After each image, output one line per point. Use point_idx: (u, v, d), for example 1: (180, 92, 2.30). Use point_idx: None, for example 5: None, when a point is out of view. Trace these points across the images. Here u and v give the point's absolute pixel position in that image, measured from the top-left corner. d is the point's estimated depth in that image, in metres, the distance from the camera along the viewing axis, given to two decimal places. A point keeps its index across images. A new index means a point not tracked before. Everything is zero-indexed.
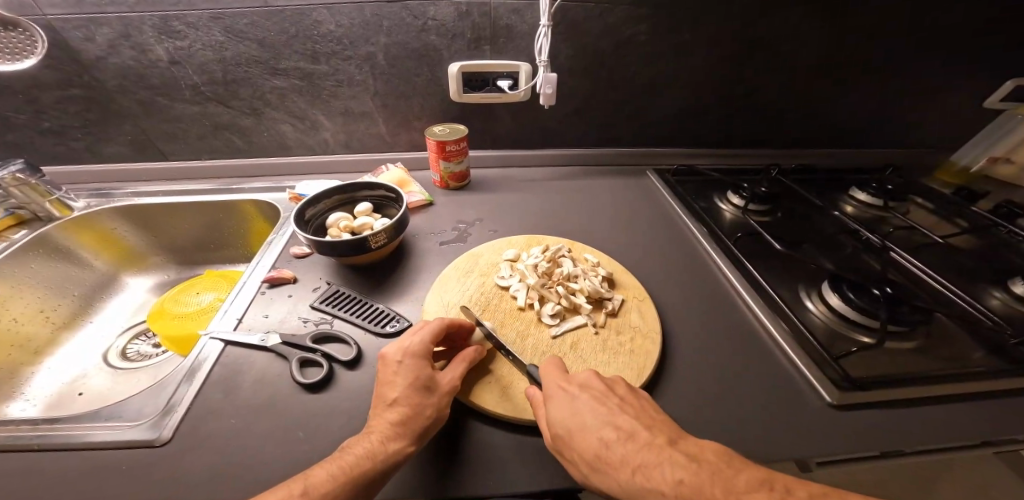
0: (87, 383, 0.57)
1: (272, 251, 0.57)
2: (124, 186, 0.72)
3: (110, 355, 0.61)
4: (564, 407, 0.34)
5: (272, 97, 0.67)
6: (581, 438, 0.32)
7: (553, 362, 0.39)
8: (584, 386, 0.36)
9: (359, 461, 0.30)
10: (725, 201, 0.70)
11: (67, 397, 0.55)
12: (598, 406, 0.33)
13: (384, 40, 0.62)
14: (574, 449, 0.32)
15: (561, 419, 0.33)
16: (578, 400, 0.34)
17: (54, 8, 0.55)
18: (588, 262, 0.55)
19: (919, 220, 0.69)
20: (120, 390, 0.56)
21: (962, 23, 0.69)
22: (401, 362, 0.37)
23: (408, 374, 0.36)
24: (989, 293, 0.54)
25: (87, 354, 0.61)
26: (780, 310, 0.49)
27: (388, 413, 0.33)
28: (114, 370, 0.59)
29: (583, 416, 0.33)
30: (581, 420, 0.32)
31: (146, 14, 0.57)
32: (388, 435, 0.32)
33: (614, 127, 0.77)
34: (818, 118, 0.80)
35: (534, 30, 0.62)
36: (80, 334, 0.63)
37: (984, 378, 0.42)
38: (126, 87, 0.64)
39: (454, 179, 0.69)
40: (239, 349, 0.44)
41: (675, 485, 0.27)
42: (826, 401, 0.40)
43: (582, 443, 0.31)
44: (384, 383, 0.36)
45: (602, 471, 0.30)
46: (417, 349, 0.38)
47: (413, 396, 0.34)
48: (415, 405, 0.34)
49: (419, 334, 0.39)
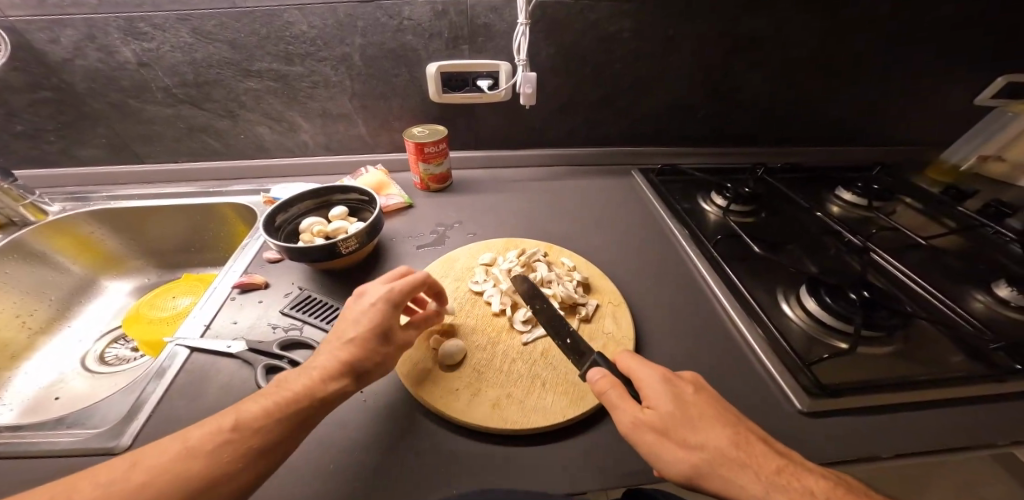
0: (65, 388, 0.57)
1: (245, 256, 0.57)
2: (101, 189, 0.72)
3: (88, 360, 0.61)
4: (682, 398, 0.32)
5: (247, 98, 0.66)
6: (711, 428, 0.30)
7: (632, 353, 0.36)
8: (696, 383, 0.34)
9: (294, 395, 0.31)
10: (708, 202, 0.69)
11: (43, 401, 0.54)
12: (715, 405, 0.32)
13: (359, 41, 0.61)
14: (697, 435, 0.29)
15: (681, 407, 0.31)
16: (698, 395, 0.33)
17: (17, 10, 0.54)
18: (565, 267, 0.54)
19: (907, 220, 0.68)
20: (97, 394, 0.55)
21: (951, 20, 0.68)
22: (372, 307, 0.36)
23: (373, 320, 0.35)
24: (973, 296, 0.54)
25: (64, 358, 0.61)
26: (756, 315, 0.49)
27: (342, 352, 0.34)
28: (92, 374, 0.59)
29: (704, 409, 0.31)
30: (705, 413, 0.31)
31: (113, 15, 0.56)
32: (331, 374, 0.32)
33: (597, 127, 0.76)
34: (805, 116, 0.79)
35: (512, 29, 0.61)
36: (58, 338, 0.63)
37: (959, 383, 0.42)
38: (97, 90, 0.63)
39: (435, 181, 0.69)
40: (206, 355, 0.43)
41: (825, 493, 0.27)
42: (797, 408, 0.40)
43: (713, 434, 0.29)
44: (348, 322, 0.36)
45: (735, 466, 0.28)
46: (391, 296, 0.37)
47: (370, 343, 0.35)
48: (368, 350, 0.34)
49: (377, 302, 0.37)
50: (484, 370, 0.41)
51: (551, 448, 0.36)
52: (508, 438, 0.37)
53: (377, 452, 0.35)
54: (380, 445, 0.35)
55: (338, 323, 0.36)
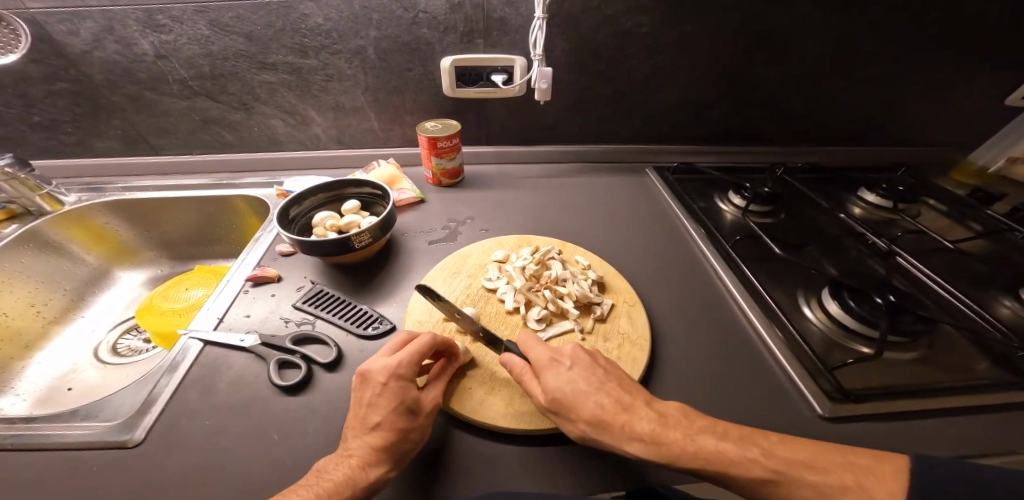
0: (77, 378, 0.57)
1: (258, 249, 0.57)
2: (117, 180, 0.72)
3: (101, 350, 0.62)
4: (557, 377, 0.35)
5: (262, 91, 0.66)
6: (580, 399, 0.33)
7: (529, 336, 0.39)
8: (573, 357, 0.37)
9: (337, 489, 0.29)
10: (725, 201, 0.68)
11: (57, 392, 0.55)
12: (588, 376, 0.35)
13: (374, 34, 0.60)
14: (571, 411, 0.33)
15: (559, 387, 0.34)
16: (574, 369, 0.36)
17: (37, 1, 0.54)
18: (578, 265, 0.53)
19: (931, 223, 0.66)
20: (109, 384, 0.56)
21: (985, 16, 0.65)
22: (385, 385, 0.34)
23: (392, 399, 0.34)
24: (999, 301, 0.52)
25: (77, 349, 0.61)
26: (776, 318, 0.48)
27: (373, 438, 0.32)
28: (104, 365, 0.59)
29: (577, 384, 0.34)
30: (576, 388, 0.34)
31: (131, 7, 0.56)
32: (370, 461, 0.31)
33: (612, 123, 0.75)
34: (825, 115, 0.77)
35: (528, 23, 0.60)
36: (71, 329, 0.63)
37: (988, 391, 0.40)
38: (115, 82, 0.63)
39: (447, 176, 0.68)
40: (219, 349, 0.44)
41: (652, 433, 0.31)
42: (817, 413, 0.39)
43: (579, 407, 0.33)
44: (365, 404, 0.34)
45: (597, 429, 0.32)
46: (402, 370, 0.35)
47: (397, 422, 0.33)
48: (399, 430, 0.33)
49: (406, 353, 0.37)
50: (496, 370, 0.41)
51: (562, 450, 0.36)
52: (519, 438, 0.37)
53: None
54: None
55: (369, 379, 0.35)
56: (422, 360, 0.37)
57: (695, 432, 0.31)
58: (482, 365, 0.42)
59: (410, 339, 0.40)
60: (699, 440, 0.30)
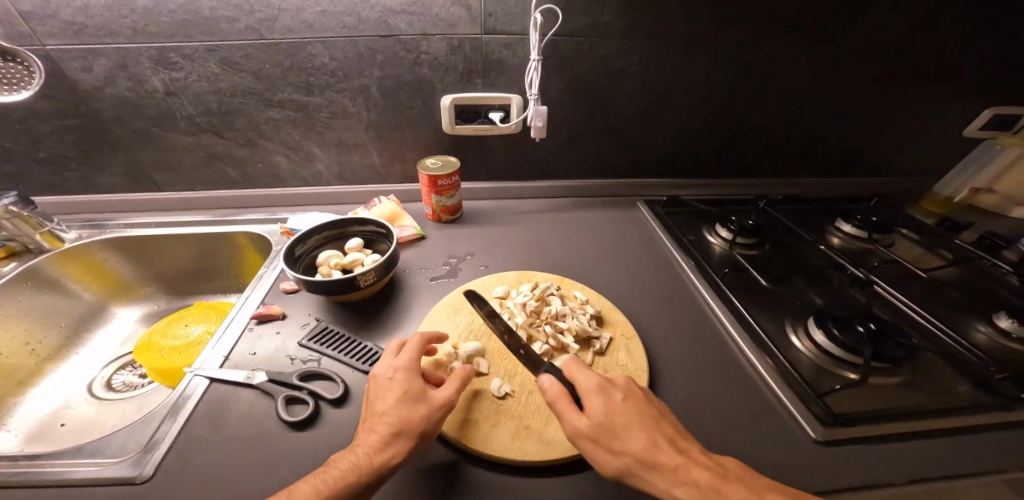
0: (70, 413, 0.56)
1: (262, 286, 0.58)
2: (118, 217, 0.73)
3: (95, 386, 0.61)
4: (609, 407, 0.35)
5: (267, 127, 0.68)
6: (631, 436, 0.33)
7: (575, 363, 0.40)
8: (626, 390, 0.37)
9: (344, 475, 0.31)
10: (713, 234, 0.71)
11: (48, 428, 0.54)
12: (643, 415, 0.35)
13: (378, 73, 0.63)
14: (617, 442, 0.33)
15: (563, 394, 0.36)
16: (625, 403, 0.36)
17: (53, 39, 0.55)
18: (577, 300, 0.55)
19: (905, 252, 0.70)
20: (105, 420, 0.55)
21: (940, 56, 0.72)
22: (391, 377, 0.38)
23: (398, 388, 0.37)
24: (975, 326, 0.56)
25: (71, 384, 0.61)
26: (766, 346, 0.50)
27: (380, 426, 0.34)
28: (98, 400, 0.58)
29: (631, 419, 0.34)
30: (629, 422, 0.34)
31: (144, 45, 0.58)
32: (377, 448, 0.33)
33: (605, 158, 0.79)
34: (803, 147, 0.82)
35: (525, 63, 0.64)
36: (69, 364, 0.63)
37: (967, 413, 0.43)
38: (123, 118, 0.65)
39: (446, 212, 0.70)
40: (224, 386, 0.44)
41: (709, 481, 0.31)
42: (810, 437, 0.41)
43: (632, 441, 0.33)
44: (376, 397, 0.37)
45: (648, 468, 0.32)
46: (406, 364, 0.39)
47: (402, 409, 0.35)
48: (404, 416, 0.35)
49: (411, 351, 0.40)
50: (501, 401, 0.42)
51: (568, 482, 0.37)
52: (526, 470, 0.37)
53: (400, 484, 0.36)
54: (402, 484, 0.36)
55: (379, 376, 0.39)
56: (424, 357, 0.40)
57: (760, 492, 0.30)
58: (486, 398, 0.43)
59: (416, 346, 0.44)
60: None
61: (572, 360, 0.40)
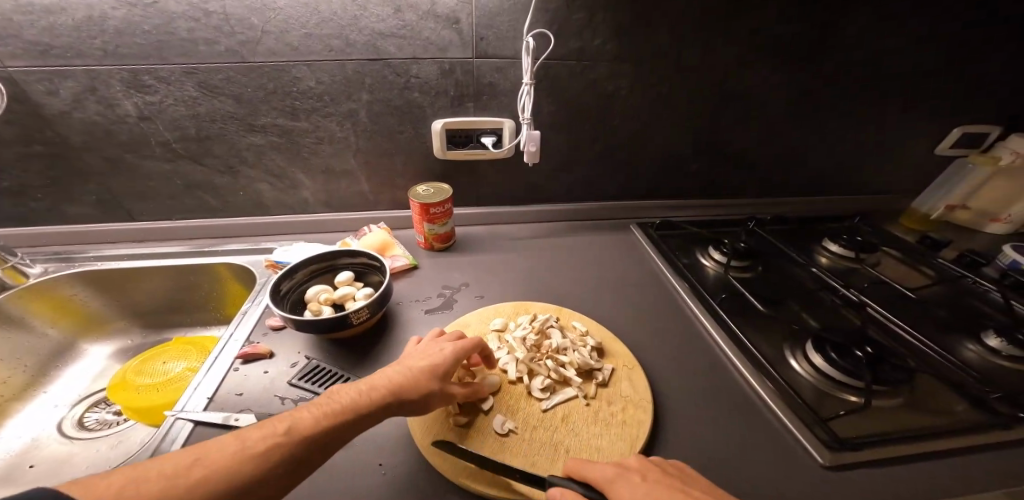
0: (40, 453, 0.53)
1: (247, 322, 0.55)
2: (88, 249, 0.69)
3: (66, 425, 0.57)
4: (632, 489, 0.31)
5: (249, 153, 0.66)
6: None
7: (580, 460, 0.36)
8: (641, 468, 0.34)
9: (346, 407, 0.34)
10: (706, 257, 0.72)
11: (16, 470, 0.50)
12: (665, 485, 0.32)
13: (367, 97, 0.62)
14: None
15: (591, 474, 0.34)
16: (646, 480, 0.32)
17: (17, 61, 0.52)
18: (576, 331, 0.54)
19: (890, 271, 0.72)
20: (78, 461, 0.52)
21: (913, 77, 0.75)
22: (427, 349, 0.42)
23: (428, 356, 0.41)
24: (965, 345, 0.58)
25: (38, 424, 0.57)
26: (765, 369, 0.50)
27: (392, 373, 0.38)
28: (70, 440, 0.55)
29: (654, 493, 0.31)
30: (656, 496, 0.30)
31: (116, 67, 0.55)
32: (381, 391, 0.36)
33: (597, 180, 0.79)
34: (788, 167, 0.84)
35: (516, 87, 0.64)
36: (37, 402, 0.59)
37: (968, 433, 0.44)
38: (93, 144, 0.61)
39: (439, 240, 0.69)
40: (209, 429, 0.41)
41: None
42: (819, 462, 0.41)
43: None
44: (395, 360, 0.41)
45: None
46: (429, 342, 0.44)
47: (414, 366, 0.39)
48: (412, 372, 0.38)
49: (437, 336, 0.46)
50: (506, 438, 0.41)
51: None
52: None
53: None
54: None
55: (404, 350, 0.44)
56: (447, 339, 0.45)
57: None
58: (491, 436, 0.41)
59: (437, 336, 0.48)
60: None
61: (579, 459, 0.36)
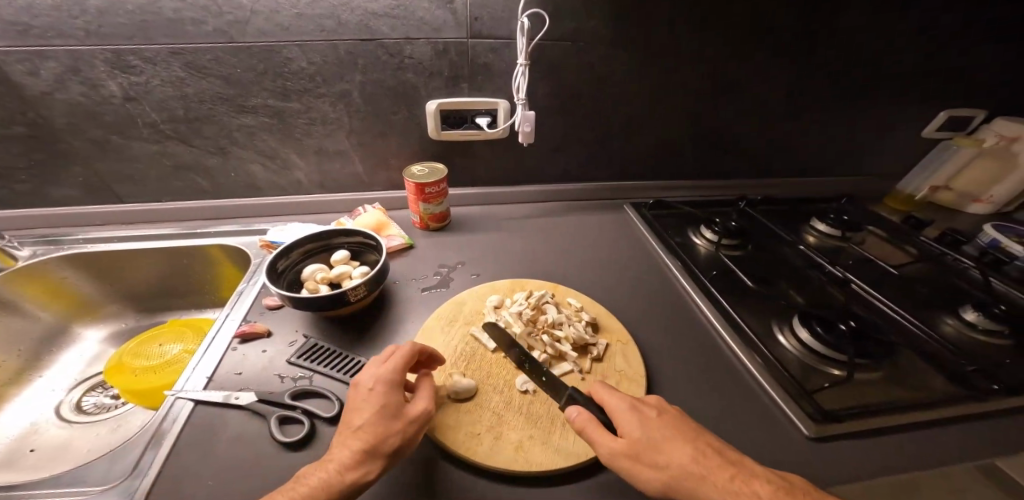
0: (40, 438, 0.53)
1: (243, 302, 0.55)
2: (76, 231, 0.68)
3: (64, 409, 0.57)
4: (648, 422, 0.35)
5: (240, 135, 0.65)
6: (670, 449, 0.33)
7: (602, 387, 0.40)
8: (659, 406, 0.37)
9: (312, 492, 0.30)
10: (698, 235, 0.73)
11: (16, 454, 0.50)
12: (676, 426, 0.35)
13: (360, 78, 0.61)
14: (661, 455, 0.32)
15: (601, 410, 0.36)
16: (662, 417, 0.36)
17: None
18: (571, 307, 0.55)
19: (876, 249, 0.74)
20: (78, 445, 0.52)
21: (902, 61, 0.76)
22: (372, 389, 0.36)
23: (376, 402, 0.35)
24: (943, 320, 0.60)
25: (36, 410, 0.56)
26: (754, 344, 0.52)
27: (353, 439, 0.33)
28: (69, 424, 0.55)
29: (666, 432, 0.34)
30: (666, 434, 0.34)
31: (99, 48, 0.54)
32: (347, 465, 0.31)
33: (591, 162, 0.79)
34: (778, 150, 0.85)
35: (511, 68, 0.64)
36: (34, 387, 0.59)
37: (944, 405, 0.45)
38: (77, 126, 0.60)
39: (434, 220, 0.69)
40: (210, 408, 0.42)
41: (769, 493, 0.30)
42: (804, 434, 0.42)
43: (675, 453, 0.32)
44: (353, 409, 0.36)
45: (695, 481, 0.31)
46: (385, 377, 0.37)
47: (377, 423, 0.34)
48: (379, 432, 0.33)
49: (394, 360, 0.39)
50: (502, 412, 0.42)
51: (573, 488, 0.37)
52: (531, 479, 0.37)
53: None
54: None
55: (361, 385, 0.37)
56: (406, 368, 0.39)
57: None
58: (489, 410, 0.42)
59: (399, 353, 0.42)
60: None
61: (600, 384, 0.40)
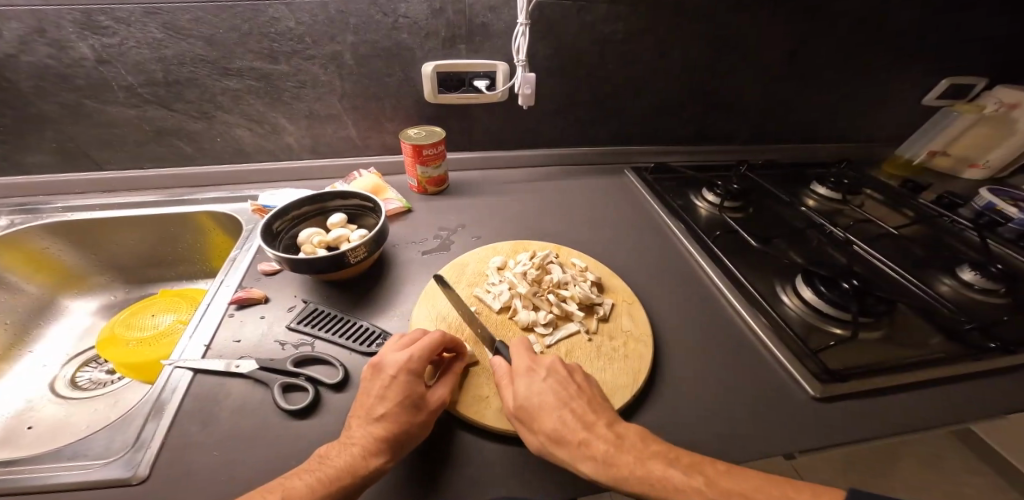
0: (37, 415, 0.50)
1: (237, 269, 0.53)
2: (54, 199, 0.64)
3: (58, 385, 0.55)
4: (529, 386, 0.35)
5: (225, 99, 0.61)
6: (544, 413, 0.33)
7: (519, 345, 0.40)
8: (549, 369, 0.37)
9: (338, 475, 0.29)
10: (700, 198, 0.73)
11: (14, 432, 0.48)
12: (558, 390, 0.35)
13: (352, 39, 0.58)
14: (535, 422, 0.33)
15: (528, 396, 0.35)
16: (546, 381, 0.36)
17: None
18: (576, 267, 0.54)
19: (873, 211, 0.75)
20: (78, 421, 0.49)
21: (905, 26, 0.75)
22: (395, 377, 0.35)
23: (400, 391, 0.34)
24: (941, 280, 0.60)
25: (29, 387, 0.54)
26: (759, 305, 0.51)
27: (374, 427, 0.32)
28: (66, 401, 0.52)
29: (545, 396, 0.34)
30: (544, 400, 0.34)
31: (66, 7, 0.50)
32: (372, 450, 0.31)
33: (592, 127, 0.77)
34: (779, 117, 0.85)
35: (510, 28, 0.61)
36: (24, 363, 0.56)
37: (947, 362, 0.45)
38: (46, 90, 0.56)
39: (432, 184, 0.67)
40: (211, 377, 0.40)
41: (606, 454, 0.31)
42: (810, 394, 0.42)
43: (543, 418, 0.33)
44: (373, 394, 0.34)
45: (557, 444, 0.32)
46: (411, 365, 0.36)
47: (402, 414, 0.33)
48: (403, 423, 0.33)
49: (418, 348, 0.37)
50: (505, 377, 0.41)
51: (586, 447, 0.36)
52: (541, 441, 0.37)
53: (421, 469, 0.33)
54: (419, 465, 0.34)
55: (381, 370, 0.36)
56: (431, 357, 0.37)
57: (647, 459, 0.30)
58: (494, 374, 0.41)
59: (421, 337, 0.40)
60: (650, 465, 0.30)
61: (520, 342, 0.41)
